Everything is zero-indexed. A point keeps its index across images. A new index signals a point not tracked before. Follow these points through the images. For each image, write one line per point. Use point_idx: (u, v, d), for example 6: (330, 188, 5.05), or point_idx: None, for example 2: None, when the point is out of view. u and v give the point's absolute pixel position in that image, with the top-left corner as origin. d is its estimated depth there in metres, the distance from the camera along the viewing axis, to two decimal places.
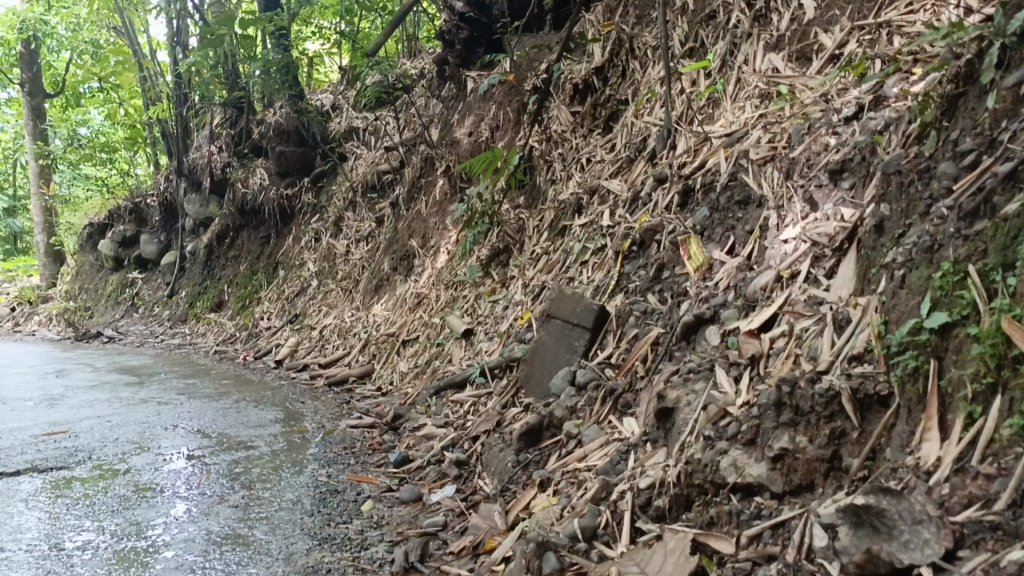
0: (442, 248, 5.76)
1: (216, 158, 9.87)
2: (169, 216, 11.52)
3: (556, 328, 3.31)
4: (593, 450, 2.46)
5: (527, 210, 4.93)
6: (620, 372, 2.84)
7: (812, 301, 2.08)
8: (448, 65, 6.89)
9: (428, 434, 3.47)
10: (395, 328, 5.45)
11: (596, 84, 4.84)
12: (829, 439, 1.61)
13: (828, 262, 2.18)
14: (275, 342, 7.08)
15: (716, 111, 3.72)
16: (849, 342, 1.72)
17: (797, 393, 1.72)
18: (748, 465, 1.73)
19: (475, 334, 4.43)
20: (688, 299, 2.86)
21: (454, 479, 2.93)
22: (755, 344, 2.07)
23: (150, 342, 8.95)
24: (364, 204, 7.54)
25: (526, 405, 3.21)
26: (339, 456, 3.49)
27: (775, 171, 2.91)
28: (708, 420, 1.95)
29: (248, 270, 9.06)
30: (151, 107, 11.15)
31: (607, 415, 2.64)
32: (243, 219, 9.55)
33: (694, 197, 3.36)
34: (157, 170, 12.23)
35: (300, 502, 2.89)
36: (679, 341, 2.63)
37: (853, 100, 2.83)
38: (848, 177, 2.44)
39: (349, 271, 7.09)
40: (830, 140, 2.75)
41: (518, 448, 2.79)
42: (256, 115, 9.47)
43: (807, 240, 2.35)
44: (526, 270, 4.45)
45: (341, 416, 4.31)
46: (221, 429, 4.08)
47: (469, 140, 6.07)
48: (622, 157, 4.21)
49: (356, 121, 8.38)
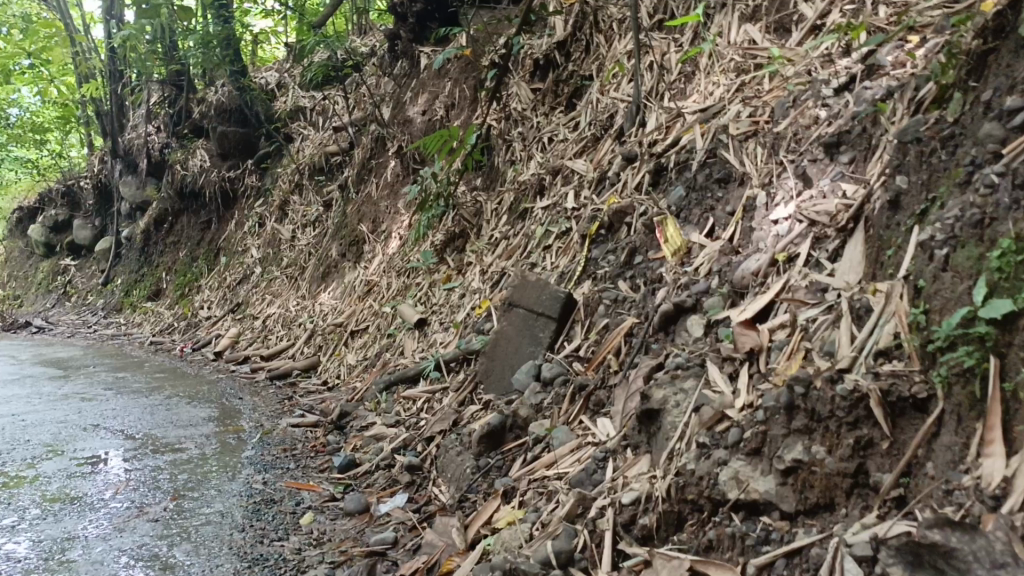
0: (394, 232, 5.41)
1: (153, 139, 9.28)
2: (103, 200, 10.83)
3: (518, 318, 3.02)
4: (563, 456, 2.19)
5: (484, 192, 4.64)
6: (589, 366, 2.58)
7: (815, 288, 1.83)
8: (399, 41, 6.49)
9: (377, 435, 3.15)
10: (342, 317, 5.09)
11: (557, 59, 4.53)
12: (853, 449, 1.37)
13: (830, 244, 1.93)
14: (215, 333, 6.65)
15: (689, 86, 3.45)
16: (872, 335, 1.46)
17: (812, 394, 1.46)
18: (753, 479, 1.48)
19: (429, 324, 4.12)
20: (665, 285, 2.61)
21: (405, 487, 2.61)
22: (752, 338, 1.80)
23: (81, 333, 8.39)
24: (311, 186, 7.11)
25: (485, 403, 2.91)
26: (277, 459, 3.14)
27: (759, 147, 2.67)
28: (702, 425, 1.68)
29: (188, 257, 8.57)
30: (83, 83, 10.45)
31: (577, 415, 2.37)
32: (183, 203, 9.03)
33: (667, 176, 3.09)
34: (90, 150, 11.51)
35: (230, 514, 2.55)
36: (657, 332, 2.38)
37: (842, 70, 2.58)
38: (846, 150, 2.20)
39: (294, 257, 6.69)
40: (819, 113, 2.51)
41: (477, 452, 2.50)
42: (196, 93, 8.91)
43: (803, 219, 2.09)
44: (484, 256, 4.15)
45: (282, 414, 3.96)
46: (147, 429, 3.68)
47: (422, 119, 5.71)
48: (587, 135, 3.93)
49: (303, 100, 7.90)
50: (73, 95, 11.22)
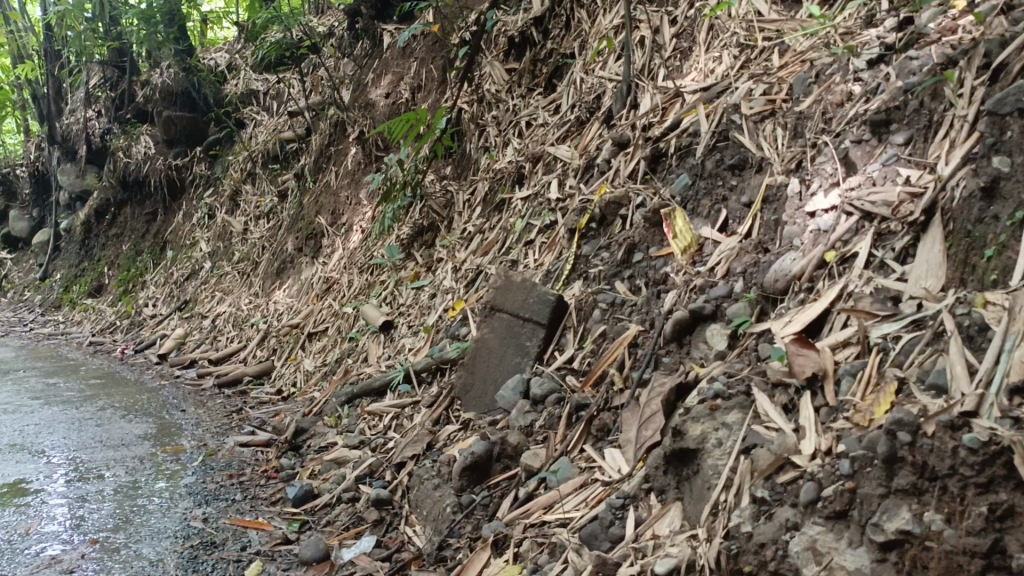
0: (355, 225, 4.97)
1: (94, 124, 8.60)
2: (41, 190, 10.11)
3: (501, 324, 2.64)
4: (566, 496, 1.83)
5: (455, 181, 4.24)
6: (586, 382, 2.21)
7: (882, 296, 1.50)
8: (360, 18, 6.02)
9: (338, 459, 2.73)
10: (299, 318, 4.65)
11: (535, 36, 4.12)
12: (985, 521, 1.01)
13: (895, 240, 1.59)
14: (160, 333, 6.12)
15: (687, 63, 3.08)
16: (999, 366, 1.13)
17: (922, 444, 1.11)
18: (837, 552, 1.13)
19: (396, 326, 3.71)
20: (674, 288, 2.25)
21: (374, 528, 2.23)
22: (811, 359, 1.43)
23: (16, 330, 7.75)
24: (264, 176, 6.62)
25: (464, 422, 2.53)
26: (221, 488, 2.72)
27: (778, 127, 2.30)
28: (757, 473, 1.33)
29: (133, 250, 7.98)
30: (18, 65, 9.68)
31: (578, 444, 2.00)
32: (126, 193, 8.40)
33: (666, 162, 2.72)
34: (27, 136, 10.75)
35: (160, 564, 2.15)
36: (669, 343, 2.03)
37: (874, 40, 2.23)
38: (899, 130, 1.86)
39: (247, 251, 6.20)
40: (853, 88, 2.15)
41: (459, 487, 2.11)
42: (140, 76, 8.19)
43: (854, 211, 1.75)
44: (457, 252, 3.75)
45: (229, 430, 3.51)
46: (71, 451, 3.21)
47: (385, 103, 5.26)
48: (570, 119, 3.55)
49: (255, 83, 7.37)
50: (9, 79, 10.41)
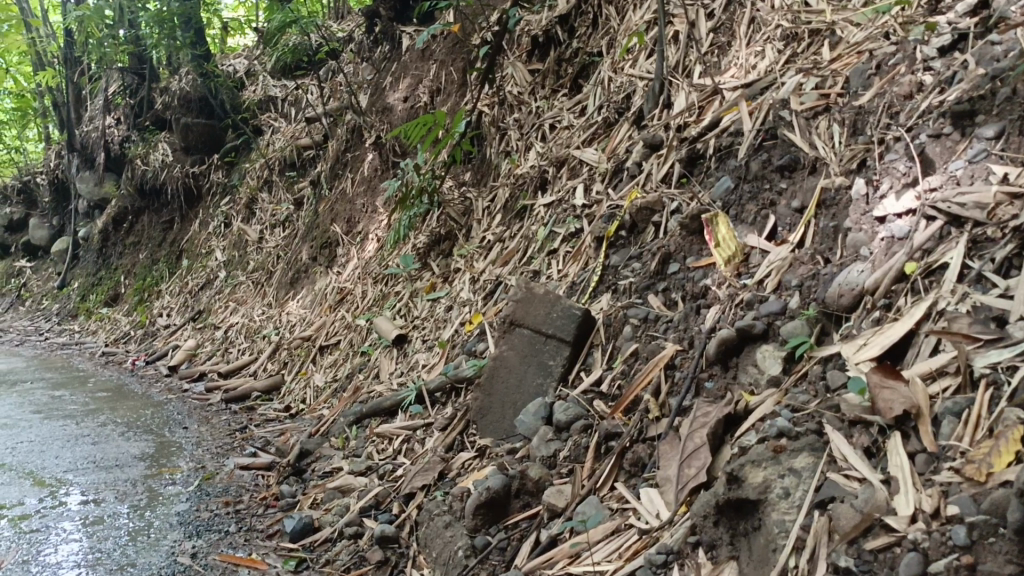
0: (371, 234, 4.76)
1: (113, 132, 8.49)
2: (61, 197, 10.03)
3: (522, 340, 2.40)
4: (596, 544, 1.58)
5: (474, 188, 4.01)
6: (616, 408, 1.95)
7: (983, 315, 1.25)
8: (379, 20, 5.83)
9: (342, 487, 2.50)
10: (310, 330, 4.44)
11: (560, 35, 3.88)
12: None
13: (993, 248, 1.34)
14: (172, 344, 5.94)
15: (724, 59, 2.80)
16: None
17: None
18: None
19: (409, 341, 3.48)
20: (716, 302, 1.98)
21: (378, 571, 1.99)
22: (899, 393, 1.20)
23: (32, 340, 7.62)
24: (281, 183, 6.44)
25: (480, 450, 2.29)
26: (214, 517, 2.50)
27: (834, 124, 2.03)
28: (838, 535, 1.10)
29: (149, 259, 7.83)
30: (40, 72, 9.63)
31: (607, 481, 1.75)
32: (143, 201, 8.26)
33: (704, 165, 2.46)
34: (49, 144, 10.69)
35: None
36: (712, 365, 1.77)
37: (946, 25, 1.94)
38: (987, 122, 1.61)
39: (261, 260, 6.02)
40: (926, 78, 1.88)
41: (473, 527, 1.86)
42: (159, 83, 8.08)
43: (940, 214, 1.49)
44: (475, 262, 3.53)
45: (231, 451, 3.29)
46: (62, 472, 3.00)
47: (403, 107, 5.05)
48: (596, 121, 3.31)
49: (273, 89, 7.20)
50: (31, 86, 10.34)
